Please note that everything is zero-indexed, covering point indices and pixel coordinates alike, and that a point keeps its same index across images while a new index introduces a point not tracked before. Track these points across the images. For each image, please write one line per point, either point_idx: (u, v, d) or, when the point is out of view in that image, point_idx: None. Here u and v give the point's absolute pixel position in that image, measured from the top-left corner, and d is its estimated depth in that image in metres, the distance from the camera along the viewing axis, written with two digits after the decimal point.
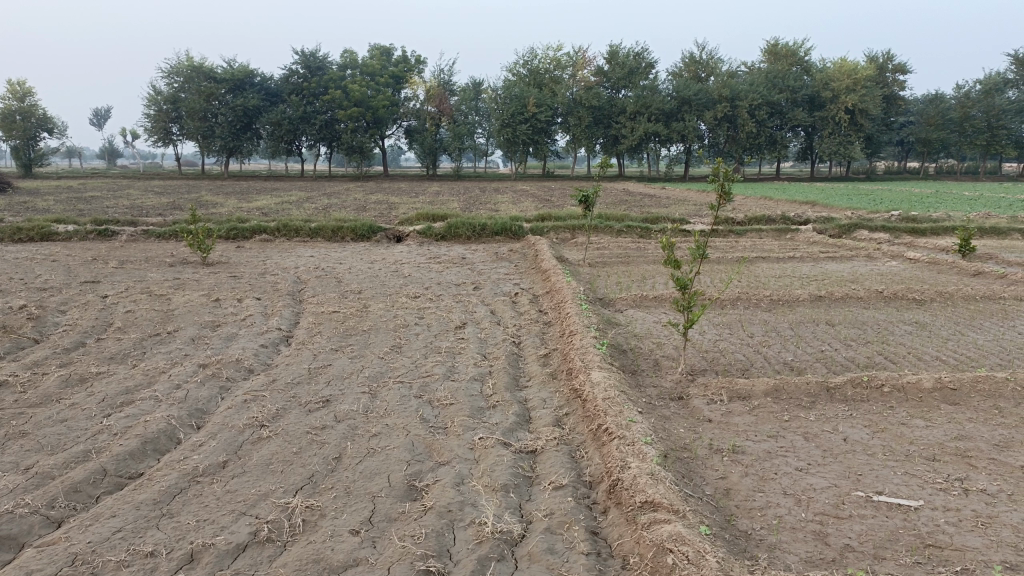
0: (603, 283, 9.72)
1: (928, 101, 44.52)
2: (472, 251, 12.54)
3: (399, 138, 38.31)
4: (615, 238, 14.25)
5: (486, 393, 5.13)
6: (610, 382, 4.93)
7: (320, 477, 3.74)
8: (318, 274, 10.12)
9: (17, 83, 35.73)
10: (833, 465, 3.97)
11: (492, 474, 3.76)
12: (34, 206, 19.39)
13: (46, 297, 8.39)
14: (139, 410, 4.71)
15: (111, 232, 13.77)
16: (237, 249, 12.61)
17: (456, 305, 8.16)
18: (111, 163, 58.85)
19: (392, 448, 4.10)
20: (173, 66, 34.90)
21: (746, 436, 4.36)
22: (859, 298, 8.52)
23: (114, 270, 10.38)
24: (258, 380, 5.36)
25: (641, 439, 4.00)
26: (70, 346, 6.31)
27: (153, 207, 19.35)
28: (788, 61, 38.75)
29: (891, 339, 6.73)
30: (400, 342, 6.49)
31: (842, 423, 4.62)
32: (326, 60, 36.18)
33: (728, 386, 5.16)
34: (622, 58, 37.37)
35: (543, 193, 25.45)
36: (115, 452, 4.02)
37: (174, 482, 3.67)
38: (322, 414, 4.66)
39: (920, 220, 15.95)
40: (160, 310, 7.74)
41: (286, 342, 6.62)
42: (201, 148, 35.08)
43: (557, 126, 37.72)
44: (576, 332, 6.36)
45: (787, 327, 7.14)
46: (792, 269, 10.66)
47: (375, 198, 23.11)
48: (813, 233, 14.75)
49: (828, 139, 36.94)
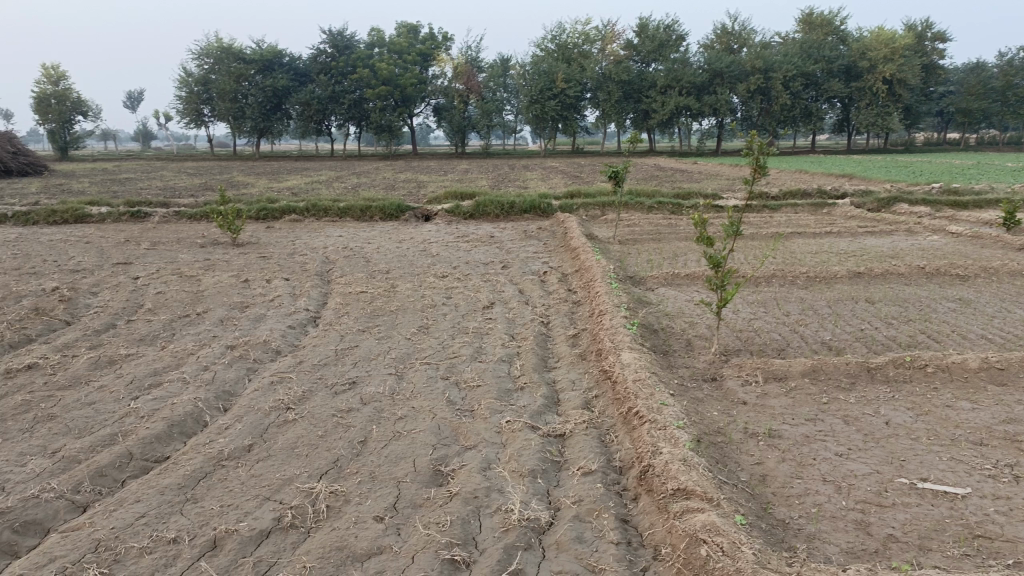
0: (634, 261, 9.54)
1: (970, 69, 43.15)
2: (500, 229, 12.41)
3: (428, 116, 38.15)
4: (645, 214, 14.03)
5: (514, 375, 5.04)
6: (641, 364, 4.81)
7: (345, 462, 3.68)
8: (346, 254, 10.07)
9: (52, 67, 36.15)
10: (875, 451, 3.81)
11: (520, 459, 3.67)
12: (70, 189, 19.64)
13: (78, 279, 8.46)
14: (166, 393, 4.70)
15: (143, 213, 13.88)
16: (266, 229, 12.63)
17: (484, 284, 8.05)
18: (145, 145, 59.52)
19: (418, 432, 4.02)
20: (203, 48, 35.01)
21: (783, 419, 4.21)
22: (899, 275, 8.24)
23: (146, 251, 10.45)
24: (285, 362, 5.33)
25: (674, 423, 3.87)
26: (100, 328, 6.34)
27: (185, 188, 19.49)
28: (823, 30, 37.71)
29: (933, 317, 6.49)
30: (427, 323, 6.41)
31: (884, 405, 4.45)
32: (353, 39, 36.03)
33: (764, 366, 5.00)
34: (653, 31, 36.68)
35: (572, 170, 25.21)
36: (142, 436, 4.01)
37: (198, 466, 3.64)
38: (348, 397, 4.61)
39: (962, 193, 15.44)
40: (190, 292, 7.77)
41: (314, 323, 6.59)
42: (232, 130, 35.26)
43: (586, 101, 37.30)
44: (605, 311, 6.22)
45: (824, 305, 6.93)
46: (828, 245, 10.39)
47: (404, 177, 23.04)
48: (850, 207, 14.35)
49: (865, 110, 36.03)
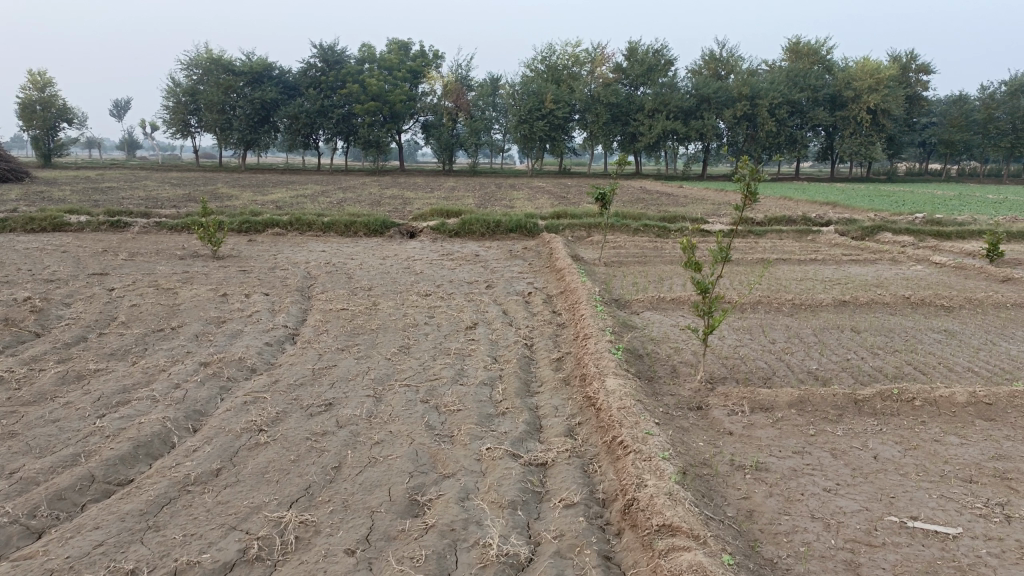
0: (619, 283, 9.47)
1: (952, 102, 43.79)
2: (486, 248, 12.31)
3: (416, 133, 38.15)
4: (631, 236, 14.00)
5: (495, 399, 4.91)
6: (626, 391, 4.70)
7: (316, 489, 3.53)
8: (328, 269, 9.93)
9: (38, 74, 35.87)
10: (864, 486, 3.71)
11: (500, 490, 3.53)
12: (51, 196, 19.36)
13: (51, 289, 8.25)
14: (135, 411, 4.53)
15: (123, 223, 13.67)
16: (248, 243, 12.45)
17: (468, 304, 7.93)
18: (130, 155, 59.15)
19: (395, 458, 3.89)
20: (192, 58, 34.84)
21: (769, 452, 4.11)
22: (884, 304, 8.22)
23: (123, 262, 10.25)
24: (260, 381, 5.17)
25: (659, 454, 3.75)
26: (71, 341, 6.16)
27: (168, 199, 19.26)
28: (809, 59, 38.17)
29: (919, 348, 6.44)
30: (409, 343, 6.28)
31: (872, 439, 4.36)
32: (344, 54, 36.03)
33: (750, 396, 4.91)
34: (641, 55, 36.95)
35: (559, 190, 25.22)
36: (106, 457, 3.84)
37: (162, 491, 3.48)
38: (324, 419, 4.46)
39: (945, 224, 15.54)
40: (166, 305, 7.60)
41: (292, 341, 6.44)
42: (219, 141, 35.04)
43: (574, 122, 37.46)
44: (590, 335, 6.12)
45: (810, 333, 6.86)
46: (814, 272, 10.37)
47: (390, 193, 22.96)
48: (835, 235, 14.39)
49: (849, 139, 36.44)
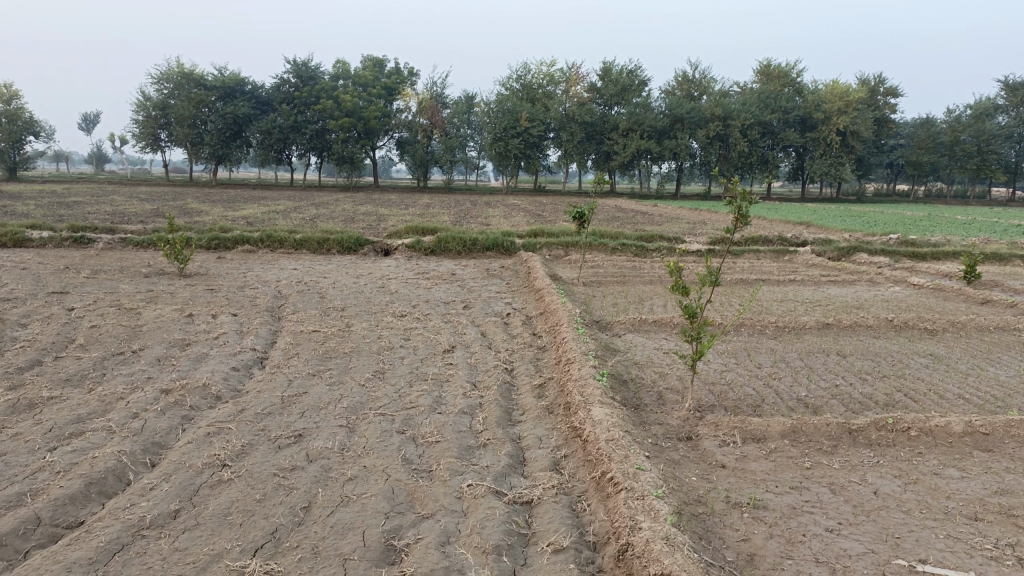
0: (599, 304, 9.28)
1: (918, 124, 44.61)
2: (462, 267, 12.08)
3: (390, 149, 37.90)
4: (609, 255, 13.86)
5: (475, 430, 4.65)
6: (613, 422, 4.47)
7: (284, 534, 3.25)
8: (301, 288, 9.62)
9: (4, 85, 35.10)
10: (867, 526, 3.52)
11: (483, 533, 3.28)
12: (13, 211, 18.80)
13: (7, 309, 7.85)
14: (88, 444, 4.20)
15: (87, 239, 13.23)
16: (217, 260, 12.10)
17: (445, 325, 7.67)
18: (98, 167, 58.12)
19: (369, 496, 3.61)
20: (163, 72, 34.32)
21: (766, 487, 3.91)
22: (867, 327, 8.11)
23: (85, 280, 9.86)
24: (225, 410, 4.86)
25: (652, 492, 3.52)
26: (23, 365, 5.79)
27: (135, 214, 18.80)
28: (780, 82, 38.65)
29: (908, 373, 6.31)
30: (383, 368, 6.01)
31: (870, 472, 4.19)
32: (318, 70, 35.76)
33: (741, 425, 4.71)
34: (616, 74, 37.10)
35: (534, 208, 25.12)
36: (53, 496, 3.52)
37: (113, 537, 3.16)
38: (292, 452, 4.18)
39: (919, 245, 15.62)
40: (128, 326, 7.24)
41: (260, 365, 6.13)
42: (189, 156, 34.46)
43: (549, 140, 37.45)
44: (573, 360, 5.89)
45: (797, 357, 6.71)
46: (794, 293, 10.27)
47: (364, 210, 22.69)
48: (812, 255, 14.38)
49: (819, 160, 36.88)
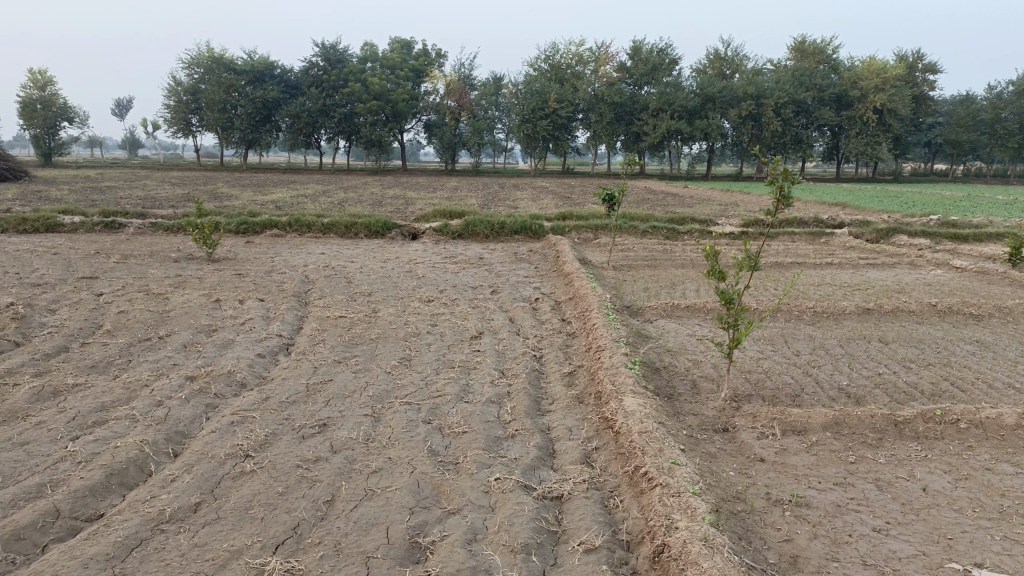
0: (630, 289, 9.08)
1: (958, 101, 43.42)
2: (489, 251, 11.92)
3: (418, 132, 37.78)
4: (639, 238, 13.62)
5: (503, 420, 4.52)
6: (647, 413, 4.30)
7: (306, 529, 3.15)
8: (328, 273, 9.55)
9: (39, 72, 35.55)
10: (918, 526, 3.32)
11: (511, 531, 3.15)
12: (49, 196, 18.99)
13: (37, 294, 7.87)
14: (110, 433, 4.14)
15: (118, 224, 13.28)
16: (246, 244, 12.08)
17: (472, 311, 7.55)
18: (131, 153, 58.84)
19: (394, 490, 3.50)
20: (193, 57, 34.49)
21: (808, 483, 3.73)
22: (909, 312, 7.82)
23: (115, 265, 9.90)
24: (249, 398, 4.78)
25: (688, 489, 3.35)
26: (51, 351, 5.78)
27: (167, 199, 18.91)
28: (815, 59, 37.75)
29: (954, 361, 6.05)
30: (410, 355, 5.89)
31: (918, 467, 3.98)
32: (346, 53, 35.69)
33: (782, 417, 4.52)
34: (646, 54, 36.55)
35: (563, 191, 24.84)
36: (74, 488, 3.46)
37: (132, 531, 3.08)
38: (316, 443, 4.08)
39: (961, 226, 15.13)
40: (156, 311, 7.21)
41: (286, 352, 6.06)
42: (220, 140, 34.64)
43: (578, 122, 37.04)
44: (604, 347, 5.73)
45: (836, 344, 6.47)
46: (832, 277, 9.97)
47: (392, 193, 22.60)
48: (849, 238, 14.01)
49: (854, 139, 36.00)
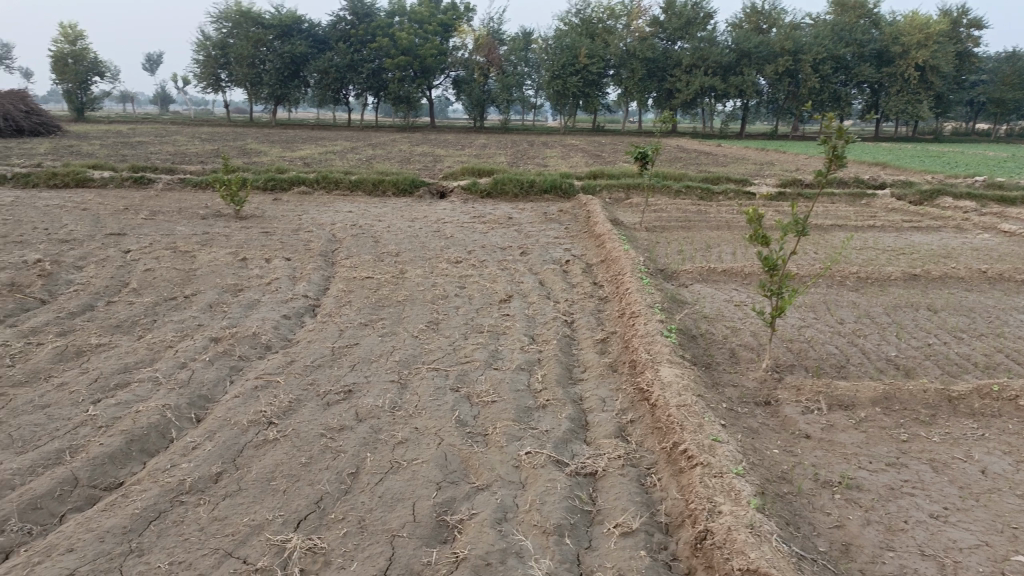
0: (664, 251, 8.79)
1: (1004, 59, 41.75)
2: (519, 210, 11.68)
3: (446, 88, 37.26)
4: (672, 199, 13.27)
5: (534, 389, 4.35)
6: (685, 385, 4.10)
7: (329, 504, 3.02)
8: (355, 232, 9.39)
9: (70, 26, 35.50)
10: (977, 513, 3.11)
11: (544, 510, 2.99)
12: (79, 151, 19.04)
13: (64, 251, 7.80)
14: (132, 397, 4.04)
15: (147, 179, 13.20)
16: (273, 202, 11.94)
17: (502, 273, 7.34)
18: (164, 109, 59.02)
19: (421, 463, 3.35)
20: (222, 11, 34.19)
21: (858, 463, 3.52)
22: (958, 279, 7.48)
23: (143, 221, 9.81)
24: (273, 362, 4.66)
25: (732, 469, 3.16)
26: (76, 309, 5.70)
27: (197, 154, 18.83)
28: (856, 13, 36.42)
29: (1008, 331, 5.75)
30: (438, 318, 5.72)
31: (975, 447, 3.74)
32: (374, 7, 35.20)
33: (827, 391, 4.29)
34: (680, 8, 35.51)
35: (593, 149, 24.39)
36: (93, 455, 3.36)
37: (151, 503, 2.97)
38: (341, 410, 3.95)
39: (1008, 189, 14.53)
40: (182, 270, 7.12)
41: (312, 313, 5.93)
42: (249, 95, 34.47)
43: (609, 78, 36.24)
44: (639, 313, 5.50)
45: (882, 312, 6.18)
46: (875, 241, 9.59)
47: (421, 150, 22.32)
48: (890, 200, 13.53)
49: (895, 97, 34.78)
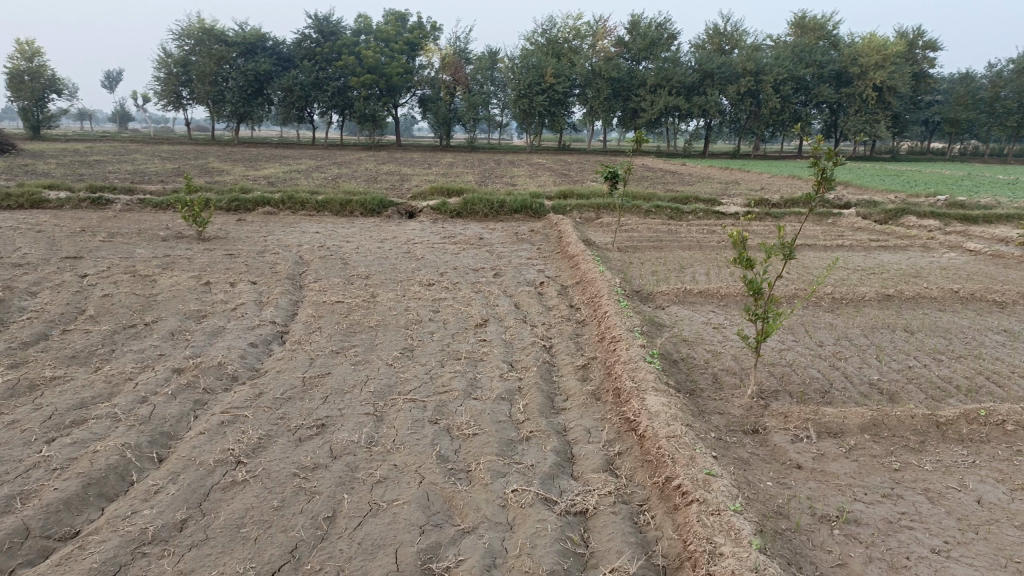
0: (638, 272, 8.71)
1: (957, 80, 42.93)
2: (490, 231, 11.55)
3: (413, 107, 37.12)
4: (642, 218, 13.26)
5: (516, 420, 4.19)
6: (672, 414, 3.97)
7: (305, 552, 2.82)
8: (323, 254, 9.16)
9: (26, 42, 34.69)
10: (979, 546, 3.02)
11: (534, 555, 2.83)
12: (34, 170, 18.47)
13: (17, 276, 7.45)
14: (90, 436, 3.79)
15: (105, 200, 12.81)
16: (237, 222, 11.65)
17: (476, 296, 7.18)
18: (123, 127, 57.90)
19: (402, 505, 3.17)
20: (184, 29, 33.69)
21: (854, 495, 3.41)
22: (931, 298, 7.50)
23: (101, 244, 9.47)
24: (241, 394, 4.43)
25: (729, 506, 3.03)
26: (28, 339, 5.41)
27: (157, 173, 18.39)
28: (814, 35, 37.26)
29: (985, 353, 5.75)
30: (412, 345, 5.53)
31: (968, 476, 3.67)
32: (339, 25, 35.00)
33: (815, 418, 4.20)
34: (644, 28, 35.93)
35: (560, 168, 24.39)
36: (45, 502, 3.11)
37: (110, 556, 2.74)
38: (314, 446, 3.74)
39: (970, 207, 14.79)
40: (142, 295, 6.83)
41: (280, 340, 5.70)
42: (211, 114, 33.96)
43: (575, 97, 36.39)
44: (619, 337, 5.38)
45: (861, 334, 6.14)
46: (846, 260, 9.62)
47: (387, 169, 22.09)
48: (856, 219, 13.67)
49: (854, 117, 35.49)
